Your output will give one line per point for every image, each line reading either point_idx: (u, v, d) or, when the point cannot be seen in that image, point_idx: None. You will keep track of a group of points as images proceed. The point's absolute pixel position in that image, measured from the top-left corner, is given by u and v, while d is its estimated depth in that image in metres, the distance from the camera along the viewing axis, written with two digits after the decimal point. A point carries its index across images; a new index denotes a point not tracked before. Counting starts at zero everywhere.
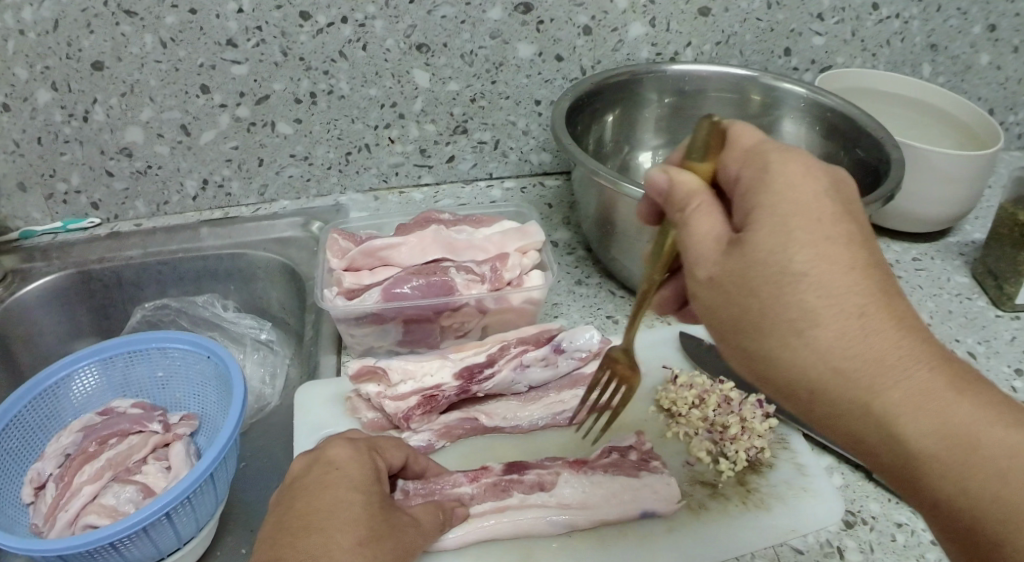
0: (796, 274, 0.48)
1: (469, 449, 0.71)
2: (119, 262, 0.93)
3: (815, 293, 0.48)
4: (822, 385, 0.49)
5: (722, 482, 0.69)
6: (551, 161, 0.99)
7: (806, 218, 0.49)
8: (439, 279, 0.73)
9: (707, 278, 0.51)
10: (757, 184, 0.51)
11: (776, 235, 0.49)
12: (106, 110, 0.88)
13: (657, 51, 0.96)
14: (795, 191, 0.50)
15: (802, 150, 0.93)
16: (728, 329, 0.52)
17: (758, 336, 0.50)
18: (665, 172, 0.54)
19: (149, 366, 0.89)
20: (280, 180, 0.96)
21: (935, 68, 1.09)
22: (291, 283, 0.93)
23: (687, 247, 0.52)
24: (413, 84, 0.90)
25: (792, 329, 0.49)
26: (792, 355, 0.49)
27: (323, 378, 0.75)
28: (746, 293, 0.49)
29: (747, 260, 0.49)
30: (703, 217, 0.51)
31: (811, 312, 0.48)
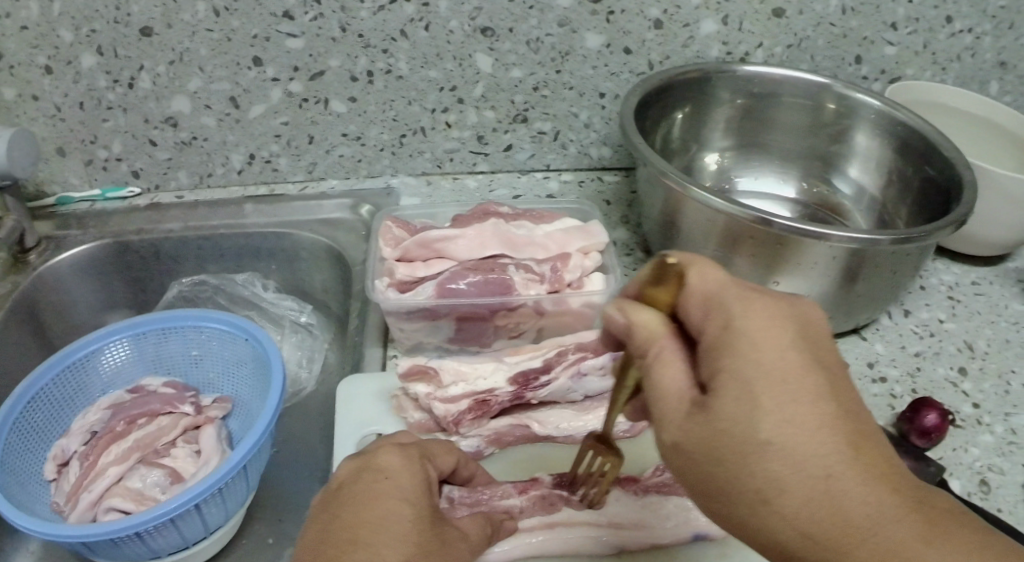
0: (760, 443, 0.44)
1: (518, 459, 0.68)
2: (157, 235, 0.91)
3: (779, 463, 0.44)
4: (796, 550, 0.45)
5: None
6: (611, 156, 0.96)
7: (770, 379, 0.45)
8: (497, 277, 0.70)
9: (670, 442, 0.47)
10: (721, 343, 0.46)
11: (740, 404, 0.45)
12: (152, 78, 0.85)
13: (727, 50, 0.92)
14: (765, 373, 0.45)
15: (873, 164, 0.88)
16: (696, 496, 0.48)
17: (726, 501, 0.46)
18: (621, 310, 0.50)
19: (184, 343, 0.86)
20: (330, 158, 0.93)
21: (1004, 86, 1.04)
22: (337, 265, 0.90)
23: (652, 407, 0.49)
24: (475, 68, 0.87)
25: (757, 500, 0.45)
26: (761, 525, 0.45)
27: (367, 372, 0.73)
28: (712, 460, 0.46)
29: (710, 432, 0.45)
30: (664, 370, 0.48)
31: (776, 480, 0.44)
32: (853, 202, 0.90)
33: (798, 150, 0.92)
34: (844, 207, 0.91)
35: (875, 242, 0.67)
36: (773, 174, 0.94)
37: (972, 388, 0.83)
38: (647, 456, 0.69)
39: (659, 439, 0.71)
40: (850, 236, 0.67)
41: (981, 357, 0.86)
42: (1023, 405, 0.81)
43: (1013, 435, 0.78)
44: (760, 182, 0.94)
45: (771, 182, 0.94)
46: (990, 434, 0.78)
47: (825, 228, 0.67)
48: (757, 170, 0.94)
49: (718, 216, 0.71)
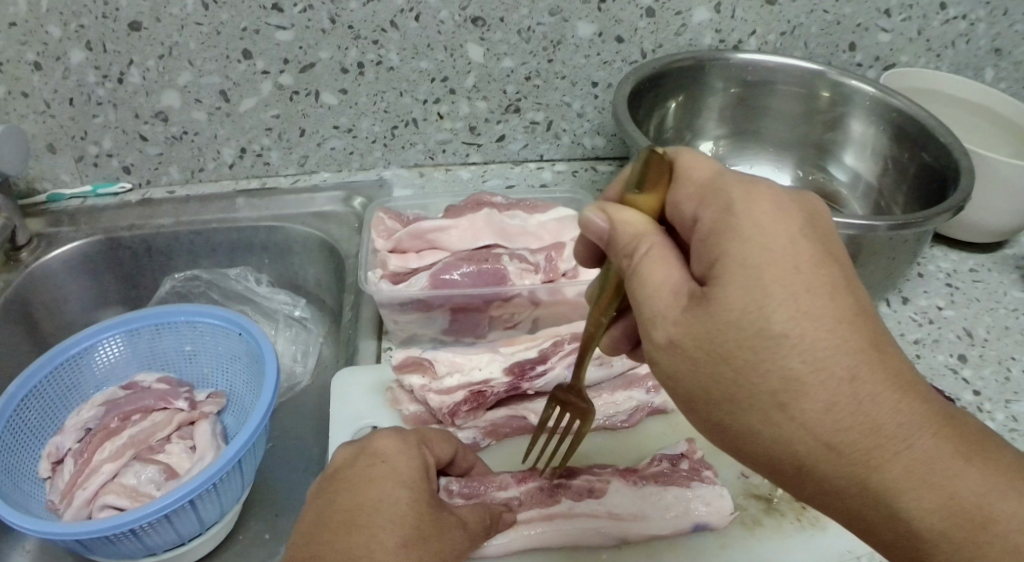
0: (773, 334, 0.44)
1: (514, 450, 0.67)
2: (149, 231, 0.90)
3: (799, 360, 0.44)
4: (812, 458, 0.45)
5: (778, 497, 0.65)
6: (604, 145, 0.95)
7: (782, 265, 0.45)
8: (492, 267, 0.70)
9: (666, 340, 0.47)
10: (723, 227, 0.46)
11: (748, 291, 0.44)
12: (142, 73, 0.85)
13: (720, 38, 0.92)
14: (773, 258, 0.45)
15: (869, 152, 0.88)
16: (701, 407, 0.48)
17: (735, 410, 0.46)
18: (604, 213, 0.49)
19: (177, 339, 0.86)
20: (322, 151, 0.92)
21: (998, 73, 1.04)
22: (330, 258, 0.89)
23: (643, 306, 0.48)
24: (467, 58, 0.86)
25: (773, 403, 0.45)
26: (776, 429, 0.45)
27: (361, 364, 0.72)
28: (719, 360, 0.45)
29: (714, 324, 0.45)
30: (656, 266, 0.47)
31: (794, 380, 0.44)
32: (848, 189, 0.90)
33: (793, 138, 0.92)
34: (840, 195, 0.90)
35: (871, 228, 0.68)
36: (769, 162, 0.93)
37: (971, 375, 0.82)
38: (644, 446, 0.69)
39: (655, 429, 0.70)
40: (850, 223, 0.67)
41: (980, 344, 0.86)
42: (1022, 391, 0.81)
43: (1013, 421, 0.78)
44: (755, 170, 0.93)
45: (768, 170, 0.93)
46: (990, 421, 0.78)
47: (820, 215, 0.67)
48: (751, 159, 0.94)
49: None
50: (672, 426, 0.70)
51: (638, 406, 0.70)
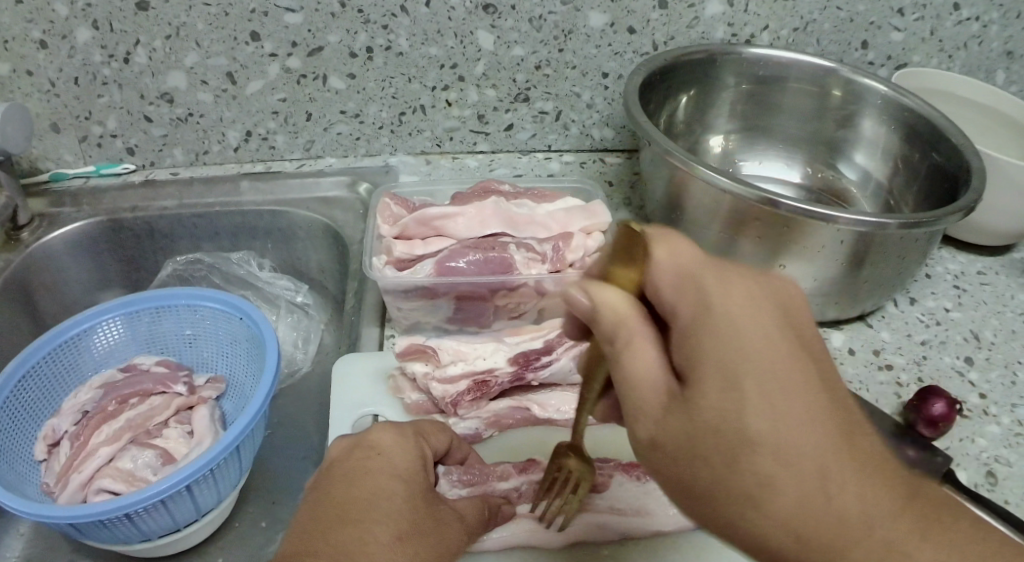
0: (746, 438, 0.42)
1: (518, 441, 0.67)
2: (153, 212, 0.89)
3: (770, 457, 0.42)
4: (778, 547, 0.42)
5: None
6: (613, 137, 0.94)
7: (745, 353, 0.44)
8: (498, 256, 0.69)
9: (647, 438, 0.46)
10: (703, 322, 0.45)
11: (724, 393, 0.43)
12: (149, 53, 0.84)
13: (732, 32, 0.91)
14: (744, 354, 0.44)
15: (881, 152, 0.87)
16: (678, 497, 0.45)
17: (710, 502, 0.44)
18: (586, 292, 0.48)
19: (178, 322, 0.85)
20: (328, 136, 0.91)
21: (1010, 76, 1.03)
22: (333, 244, 0.89)
23: (625, 401, 0.47)
24: (477, 46, 0.85)
25: (748, 503, 0.43)
26: (748, 527, 0.43)
27: (364, 351, 0.72)
28: (695, 453, 0.44)
29: (691, 423, 0.44)
30: (640, 352, 0.46)
31: (766, 481, 0.42)
32: (858, 188, 0.89)
33: (805, 135, 0.91)
34: (849, 192, 0.89)
35: (883, 226, 0.66)
36: (781, 159, 0.92)
37: (977, 378, 0.82)
38: None
39: None
40: (862, 219, 0.65)
41: (987, 347, 0.85)
42: None
43: (1020, 426, 0.77)
44: (765, 166, 0.92)
45: (779, 166, 0.92)
46: (996, 425, 0.77)
47: (833, 210, 0.65)
48: (761, 154, 0.93)
49: (724, 196, 0.70)
50: None
51: None
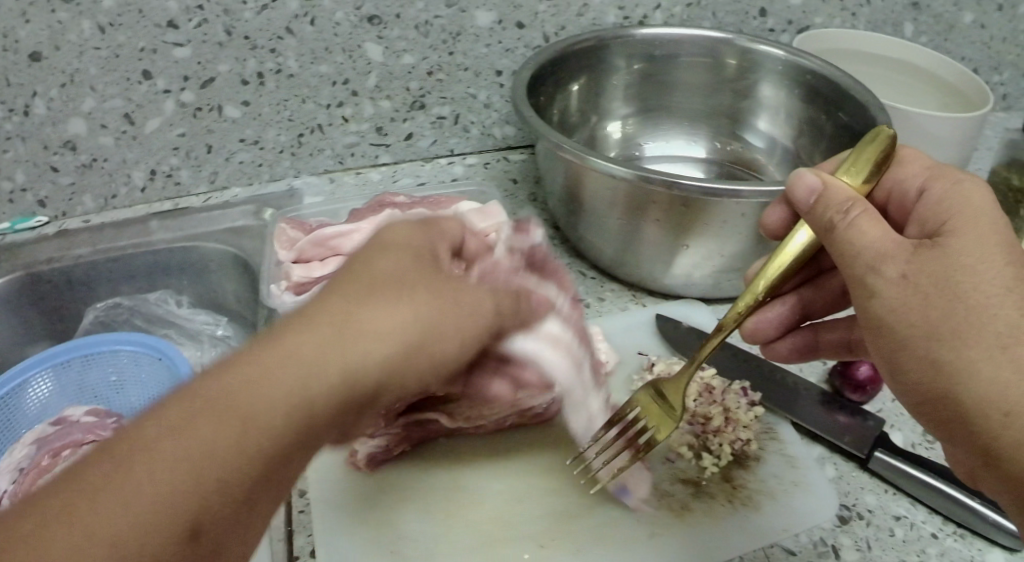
0: (996, 290, 0.48)
1: (429, 456, 0.64)
2: (68, 262, 0.88)
3: (1016, 308, 0.48)
4: (989, 384, 0.47)
5: (706, 480, 0.64)
6: (515, 134, 0.95)
7: (995, 225, 0.51)
8: None
9: (898, 275, 0.50)
10: (950, 198, 0.55)
11: (977, 245, 0.50)
12: (47, 103, 0.82)
13: (625, 15, 0.91)
14: (988, 223, 0.51)
15: (783, 115, 0.88)
16: (890, 347, 0.51)
17: (959, 345, 0.48)
18: (821, 176, 0.56)
19: (103, 370, 0.83)
20: (231, 166, 0.91)
21: (918, 27, 1.06)
22: (246, 275, 0.89)
23: (853, 263, 0.52)
24: (366, 58, 0.85)
25: (949, 335, 0.48)
26: (961, 363, 0.48)
27: None
28: (949, 295, 0.48)
29: (950, 267, 0.49)
30: (872, 224, 0.52)
31: (1013, 324, 0.47)
32: (765, 155, 0.90)
33: (705, 109, 0.91)
34: (756, 161, 0.90)
35: None
36: (681, 137, 0.93)
37: None
38: (563, 438, 0.66)
39: None
40: (765, 191, 0.63)
41: None
42: None
43: None
44: (669, 146, 0.93)
45: (680, 145, 0.93)
46: None
47: (735, 184, 0.64)
48: (665, 134, 0.93)
49: (617, 183, 0.67)
50: None
51: None
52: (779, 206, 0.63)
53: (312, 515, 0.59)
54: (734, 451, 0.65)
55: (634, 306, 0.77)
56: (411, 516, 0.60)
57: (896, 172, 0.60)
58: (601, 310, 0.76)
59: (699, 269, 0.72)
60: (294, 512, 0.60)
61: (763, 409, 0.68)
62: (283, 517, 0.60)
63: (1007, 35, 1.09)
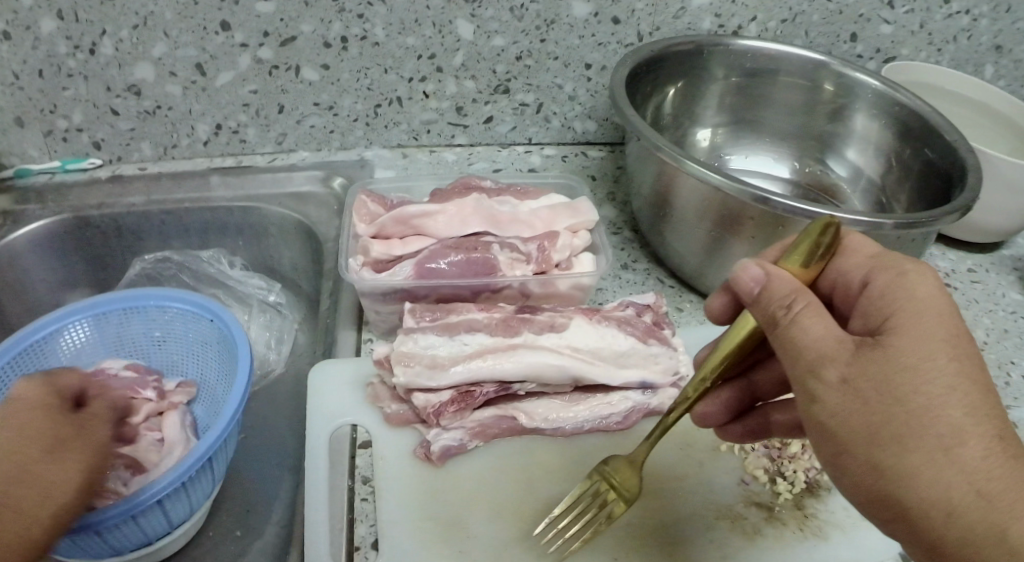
0: (940, 391, 0.45)
1: (501, 453, 0.62)
2: (118, 209, 0.85)
3: (960, 409, 0.45)
4: (933, 489, 0.44)
5: (780, 505, 0.61)
6: (596, 130, 0.92)
7: (941, 311, 0.48)
8: (481, 256, 0.67)
9: (839, 379, 0.46)
10: (894, 286, 0.50)
11: (920, 341, 0.46)
12: (115, 44, 0.79)
13: (721, 23, 0.89)
14: (934, 313, 0.47)
15: (872, 150, 0.85)
16: (824, 446, 0.47)
17: (899, 451, 0.45)
18: (762, 266, 0.50)
19: (145, 324, 0.79)
20: (301, 129, 0.88)
21: (998, 70, 1.01)
22: (306, 243, 0.85)
23: (794, 359, 0.47)
24: (456, 35, 0.82)
25: (892, 440, 0.45)
26: (904, 468, 0.45)
27: (341, 358, 0.68)
28: (890, 399, 0.45)
29: (892, 368, 0.45)
30: (814, 318, 0.47)
31: (957, 426, 0.44)
32: (849, 184, 0.87)
33: (789, 129, 0.89)
34: (840, 189, 0.87)
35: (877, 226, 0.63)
36: (769, 153, 0.90)
37: None
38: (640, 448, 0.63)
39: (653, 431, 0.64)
40: (854, 220, 0.62)
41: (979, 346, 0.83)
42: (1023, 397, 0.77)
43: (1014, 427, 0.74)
44: (752, 161, 0.90)
45: (767, 161, 0.90)
46: None
47: (827, 210, 0.61)
48: (750, 148, 0.90)
49: (715, 193, 0.65)
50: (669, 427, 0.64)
51: (635, 407, 0.64)
52: (722, 295, 0.58)
53: (374, 504, 0.59)
54: (807, 479, 0.63)
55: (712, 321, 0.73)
56: (478, 517, 0.59)
57: (837, 263, 0.54)
58: (678, 321, 0.73)
59: None
60: (355, 499, 0.60)
61: None
62: (343, 504, 0.59)
63: None
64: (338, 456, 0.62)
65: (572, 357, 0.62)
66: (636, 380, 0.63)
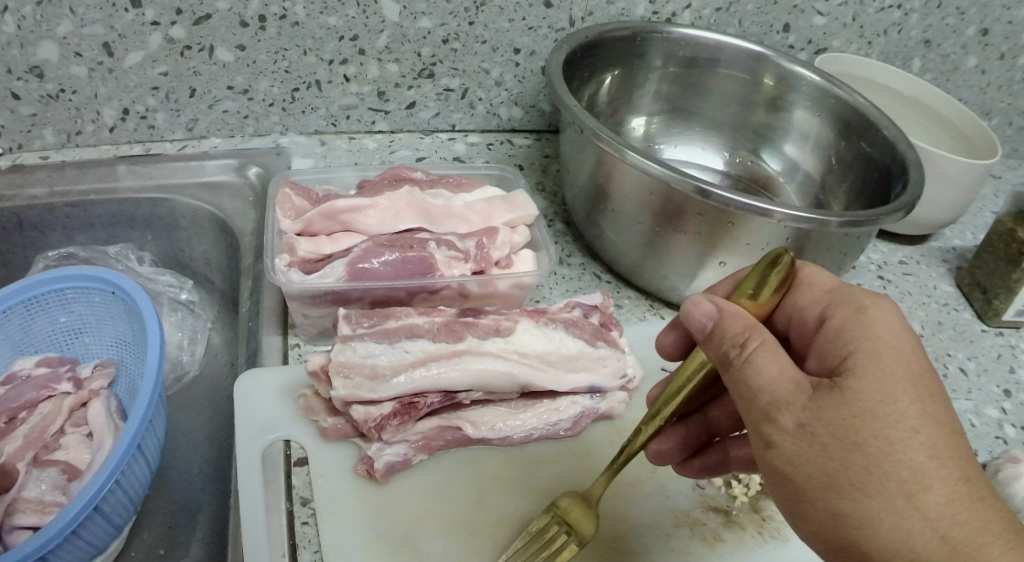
0: (901, 434, 0.44)
1: (450, 463, 0.59)
2: (20, 202, 0.78)
3: (922, 453, 0.44)
4: (896, 538, 0.42)
5: (736, 509, 0.60)
6: (521, 117, 0.89)
7: (901, 352, 0.47)
8: (417, 255, 0.62)
9: (795, 423, 0.45)
10: (853, 327, 0.49)
11: (879, 383, 0.45)
12: (18, 21, 0.73)
13: (654, 10, 0.87)
14: (892, 354, 0.47)
15: (810, 144, 0.84)
16: (784, 494, 0.46)
17: (859, 498, 0.43)
18: (716, 303, 0.49)
19: (52, 314, 0.71)
20: (214, 114, 0.83)
21: (925, 64, 1.01)
22: (222, 237, 0.80)
23: (750, 403, 0.46)
24: (380, 16, 0.78)
25: (851, 487, 0.43)
26: (865, 516, 0.43)
27: (267, 365, 0.63)
28: (848, 443, 0.44)
29: (850, 411, 0.44)
30: (769, 359, 0.46)
31: (918, 471, 0.43)
32: (784, 177, 0.86)
33: (728, 119, 0.88)
34: (774, 181, 0.86)
35: (823, 223, 0.61)
36: (701, 143, 0.89)
37: None
38: (592, 451, 0.61)
39: (602, 435, 0.63)
40: (803, 217, 0.60)
41: None
42: (958, 389, 0.78)
43: None
44: (691, 152, 0.88)
45: (699, 151, 0.88)
46: None
47: (767, 204, 0.59)
48: (691, 140, 0.89)
49: (655, 184, 0.62)
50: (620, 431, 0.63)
51: (584, 412, 0.62)
52: (673, 330, 0.58)
53: (317, 528, 0.55)
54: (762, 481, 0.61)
55: (652, 317, 0.72)
56: (429, 536, 0.55)
57: (793, 297, 0.54)
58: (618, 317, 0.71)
59: None
60: (295, 524, 0.55)
61: None
62: (282, 529, 0.55)
63: (1004, 84, 1.04)
64: (273, 474, 0.58)
65: (519, 362, 0.59)
66: (585, 384, 0.61)
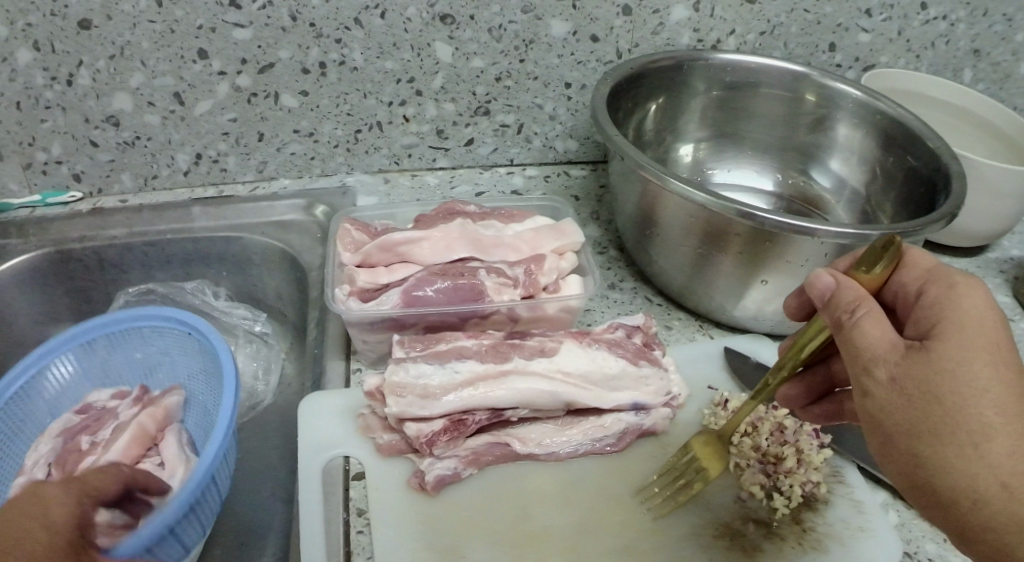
0: (975, 391, 0.45)
1: (495, 478, 0.62)
2: (101, 242, 0.83)
3: (994, 409, 0.45)
4: (970, 480, 0.45)
5: (777, 521, 0.61)
6: (577, 149, 0.92)
7: (988, 321, 0.47)
8: (468, 282, 0.66)
9: (885, 379, 0.47)
10: (946, 298, 0.49)
11: (963, 346, 0.46)
12: (92, 74, 0.79)
13: (698, 38, 0.88)
14: (978, 320, 0.47)
15: (854, 156, 0.85)
16: (871, 436, 0.48)
17: (934, 444, 0.45)
18: (832, 275, 0.49)
19: (126, 349, 0.75)
20: (281, 157, 0.88)
21: (977, 74, 1.00)
22: (289, 271, 0.84)
23: (850, 358, 0.48)
24: (434, 58, 0.82)
25: (928, 433, 0.45)
26: (940, 458, 0.45)
27: (330, 389, 0.67)
28: (930, 398, 0.45)
29: (933, 370, 0.45)
30: (876, 323, 0.47)
31: (988, 425, 0.44)
32: (833, 195, 0.87)
33: (772, 141, 0.89)
34: (823, 199, 0.87)
35: (868, 235, 0.60)
36: (752, 167, 0.90)
37: None
38: (634, 469, 0.63)
39: (646, 451, 0.64)
40: (844, 231, 0.60)
41: None
42: None
43: None
44: (737, 175, 0.90)
45: (748, 174, 0.90)
46: None
47: (812, 222, 0.60)
48: (730, 163, 0.90)
49: (698, 209, 0.64)
50: (663, 448, 0.65)
51: (628, 428, 0.64)
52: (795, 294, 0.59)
53: (371, 536, 0.58)
54: (804, 493, 0.62)
55: (701, 338, 0.74)
56: (476, 544, 0.57)
57: (896, 275, 0.53)
58: (668, 340, 0.74)
59: (770, 304, 0.69)
60: (351, 533, 0.59)
61: (831, 450, 0.64)
62: (339, 538, 0.58)
63: None
64: (332, 488, 0.61)
65: (564, 382, 0.62)
66: (628, 401, 0.63)
